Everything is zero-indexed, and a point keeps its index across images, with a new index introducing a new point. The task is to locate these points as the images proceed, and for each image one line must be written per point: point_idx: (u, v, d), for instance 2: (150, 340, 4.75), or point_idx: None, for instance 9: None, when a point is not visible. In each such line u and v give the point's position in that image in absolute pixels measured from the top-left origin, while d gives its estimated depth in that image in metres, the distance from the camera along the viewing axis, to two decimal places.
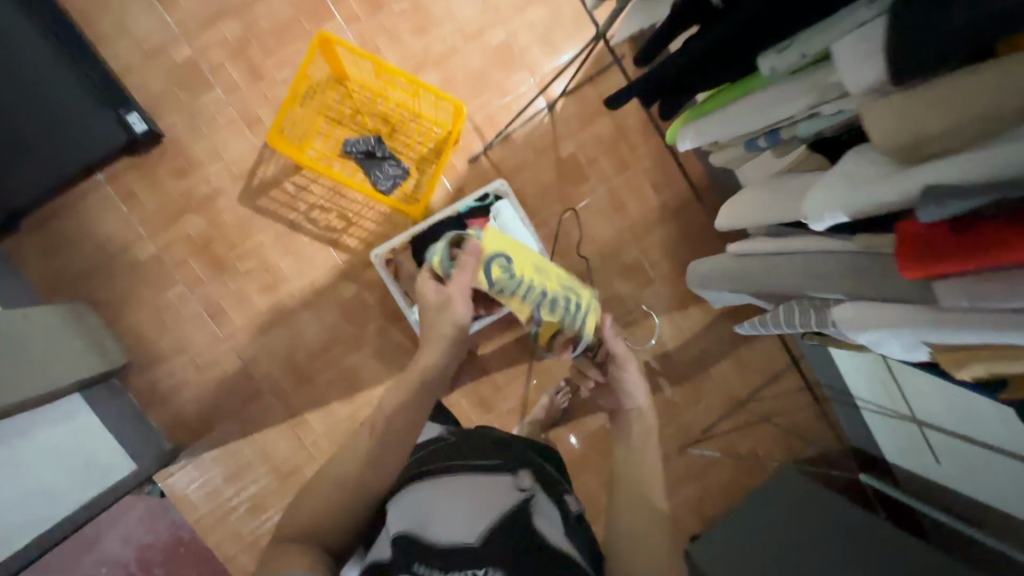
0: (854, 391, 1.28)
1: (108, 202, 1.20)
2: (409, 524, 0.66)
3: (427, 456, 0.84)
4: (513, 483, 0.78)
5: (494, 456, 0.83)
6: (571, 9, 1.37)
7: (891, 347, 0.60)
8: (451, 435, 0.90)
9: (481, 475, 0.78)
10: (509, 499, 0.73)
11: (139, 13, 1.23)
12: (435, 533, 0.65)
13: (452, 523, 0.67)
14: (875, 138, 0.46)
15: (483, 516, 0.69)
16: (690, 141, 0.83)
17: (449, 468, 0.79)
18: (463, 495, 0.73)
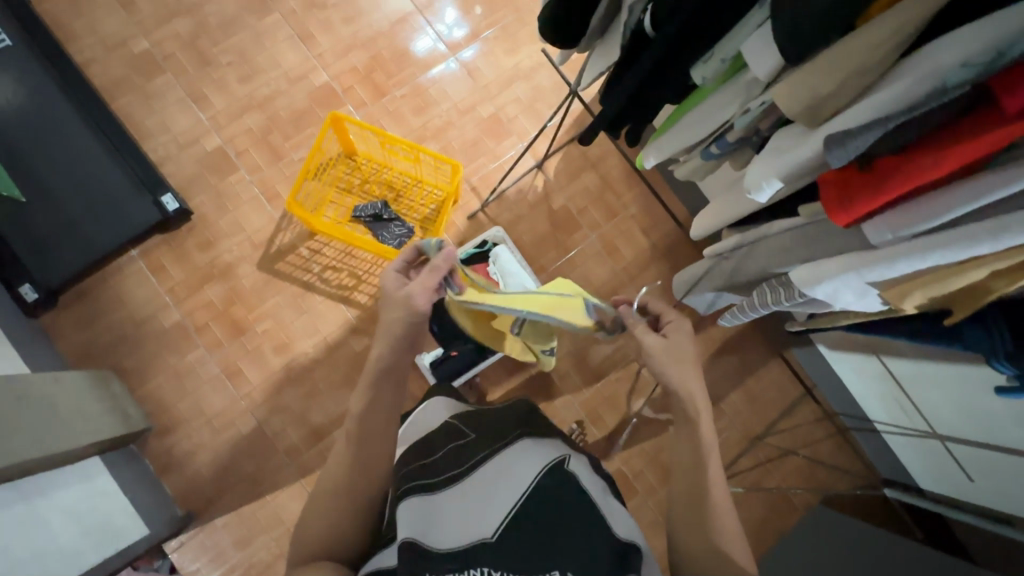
0: (871, 414, 1.29)
1: (141, 275, 1.35)
2: (435, 531, 0.54)
3: (428, 443, 0.72)
4: (543, 449, 0.68)
5: (508, 428, 0.73)
6: (553, 81, 1.52)
7: (847, 299, 0.53)
8: (459, 414, 0.79)
9: (501, 449, 0.67)
10: (540, 471, 0.63)
11: (177, 113, 1.43)
12: (466, 534, 0.55)
13: (472, 515, 0.58)
14: (782, 106, 0.46)
15: (510, 504, 0.60)
16: (652, 159, 0.78)
17: (461, 451, 0.68)
18: (483, 480, 0.63)
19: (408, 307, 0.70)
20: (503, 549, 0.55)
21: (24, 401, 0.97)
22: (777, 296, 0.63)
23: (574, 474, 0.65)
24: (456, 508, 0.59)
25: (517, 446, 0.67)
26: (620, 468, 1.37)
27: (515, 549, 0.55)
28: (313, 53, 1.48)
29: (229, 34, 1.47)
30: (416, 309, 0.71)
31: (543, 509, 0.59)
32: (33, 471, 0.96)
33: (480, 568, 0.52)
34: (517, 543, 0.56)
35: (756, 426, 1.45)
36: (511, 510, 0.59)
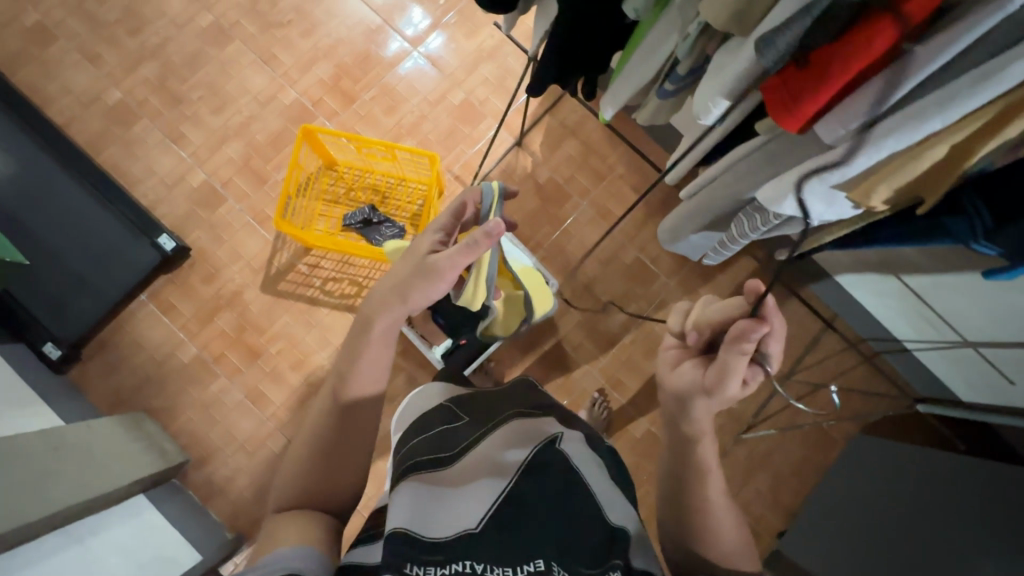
0: (898, 334, 1.24)
1: (154, 316, 1.39)
2: (429, 521, 0.52)
3: (425, 423, 0.73)
4: (538, 429, 0.71)
5: (496, 411, 0.75)
6: (518, 56, 1.50)
7: (816, 207, 0.53)
8: (453, 398, 0.80)
9: (493, 431, 0.69)
10: (532, 451, 0.65)
11: (159, 155, 1.46)
12: (451, 527, 0.52)
13: (462, 503, 0.56)
14: (711, 19, 0.46)
15: (499, 486, 0.59)
16: (611, 109, 0.76)
17: (454, 432, 0.69)
18: (474, 461, 0.63)
19: (431, 277, 0.65)
20: (488, 541, 0.52)
21: (60, 450, 1.03)
22: (754, 223, 0.63)
23: (565, 454, 0.67)
24: (446, 494, 0.57)
25: (509, 428, 0.70)
26: (648, 429, 1.36)
27: (501, 539, 0.53)
28: (278, 72, 1.49)
29: (195, 69, 1.49)
30: (438, 282, 0.65)
31: (530, 494, 0.59)
32: (84, 514, 1.00)
33: (467, 562, 0.49)
34: (502, 535, 0.53)
35: (782, 366, 1.41)
36: (497, 497, 0.58)
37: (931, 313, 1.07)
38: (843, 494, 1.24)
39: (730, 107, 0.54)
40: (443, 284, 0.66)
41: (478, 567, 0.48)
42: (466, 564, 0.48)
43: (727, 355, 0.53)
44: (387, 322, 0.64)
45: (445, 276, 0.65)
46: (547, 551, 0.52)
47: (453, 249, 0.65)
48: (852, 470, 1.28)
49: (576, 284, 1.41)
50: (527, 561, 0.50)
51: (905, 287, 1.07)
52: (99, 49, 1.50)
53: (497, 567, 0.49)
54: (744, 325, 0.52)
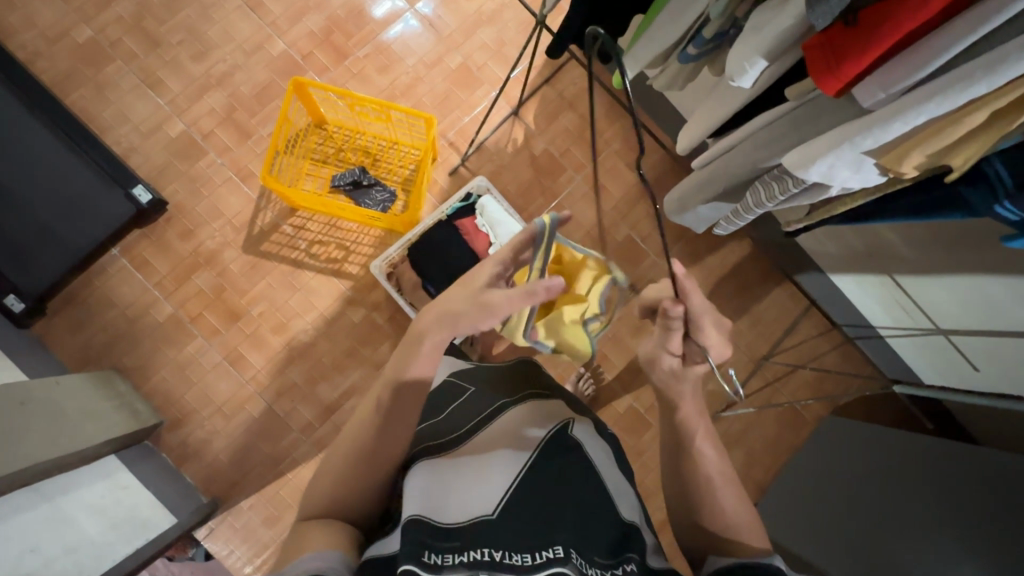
0: (874, 321, 1.29)
1: (126, 272, 1.32)
2: (443, 509, 0.53)
3: (432, 405, 0.74)
4: (552, 412, 0.70)
5: (511, 386, 0.76)
6: (518, 22, 1.46)
7: (841, 176, 0.55)
8: (460, 371, 0.79)
9: (505, 410, 0.70)
10: (548, 435, 0.65)
11: (134, 101, 1.37)
12: (466, 513, 0.53)
13: (479, 485, 0.57)
14: None
15: (516, 468, 0.59)
16: (629, 73, 0.75)
17: (464, 411, 0.70)
18: (489, 440, 0.64)
19: (484, 313, 0.61)
20: (505, 526, 0.52)
21: (27, 405, 0.97)
22: (772, 191, 0.66)
23: (579, 438, 0.66)
24: (463, 475, 0.58)
25: (524, 406, 0.70)
26: (633, 405, 1.38)
27: (521, 522, 0.53)
28: (265, 21, 1.41)
29: (175, 11, 1.40)
30: (490, 318, 0.61)
31: (551, 479, 0.59)
32: (54, 472, 0.96)
33: (484, 550, 0.49)
34: (519, 520, 0.53)
35: (762, 347, 1.44)
36: (514, 481, 0.58)
37: (910, 302, 1.11)
38: (814, 472, 1.28)
39: (766, 67, 0.55)
40: (492, 321, 0.61)
41: (496, 554, 0.48)
42: (485, 552, 0.48)
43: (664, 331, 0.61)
44: (436, 343, 0.62)
45: (498, 313, 0.61)
46: (567, 536, 0.52)
47: (512, 291, 0.60)
48: (823, 446, 1.33)
49: None
50: (544, 548, 0.49)
51: (888, 277, 1.11)
52: None
53: (515, 554, 0.49)
54: (663, 305, 0.59)
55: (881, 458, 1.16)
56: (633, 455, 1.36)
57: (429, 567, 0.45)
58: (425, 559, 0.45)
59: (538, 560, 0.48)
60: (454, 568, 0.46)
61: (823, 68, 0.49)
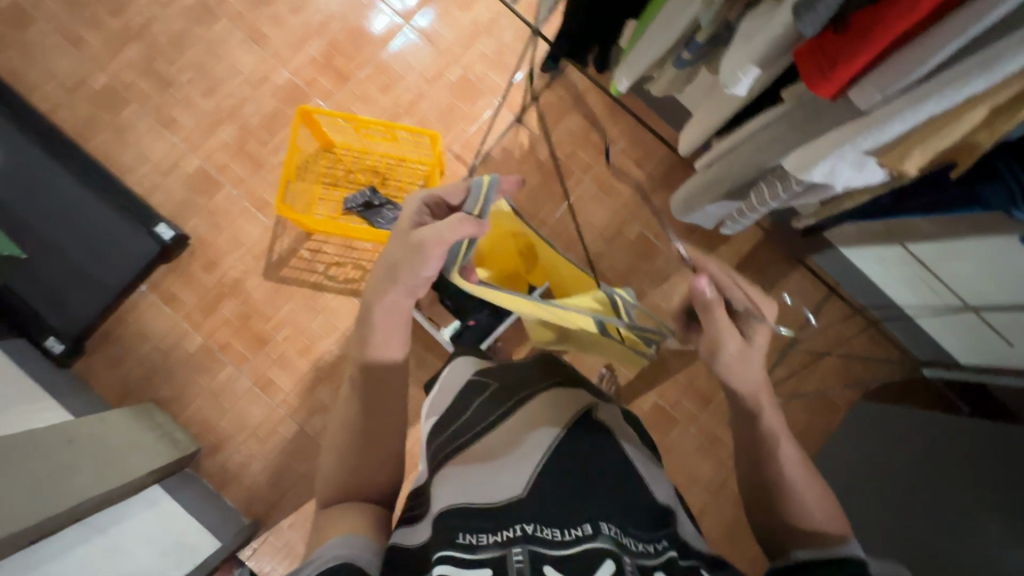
0: (901, 301, 1.26)
1: (156, 307, 1.38)
2: (478, 493, 0.53)
3: (456, 405, 0.71)
4: (574, 397, 0.68)
5: (536, 374, 0.73)
6: (514, 30, 1.47)
7: (846, 174, 0.56)
8: (484, 368, 0.75)
9: (527, 401, 0.67)
10: (573, 418, 0.63)
11: (151, 142, 1.42)
12: (496, 497, 0.52)
13: (506, 471, 0.56)
14: None
15: (539, 452, 0.58)
16: (625, 80, 0.76)
17: (486, 403, 0.67)
18: (514, 430, 0.62)
19: (418, 254, 0.59)
20: (538, 504, 0.52)
21: (74, 443, 1.03)
22: (781, 189, 0.66)
23: (603, 425, 0.64)
24: (490, 464, 0.57)
25: (547, 395, 0.67)
26: (657, 403, 1.36)
27: (551, 501, 0.52)
28: (268, 52, 1.45)
29: (183, 50, 1.44)
30: (426, 256, 0.59)
31: (578, 453, 0.58)
32: (103, 506, 1.01)
33: (521, 525, 0.49)
34: (550, 496, 0.53)
35: (786, 335, 1.41)
36: (541, 462, 0.56)
37: (937, 281, 1.08)
38: (849, 457, 1.25)
39: (759, 75, 0.56)
40: (429, 260, 0.59)
41: (530, 528, 0.48)
42: (521, 528, 0.48)
43: (706, 319, 0.67)
44: (387, 307, 0.61)
45: (431, 252, 0.59)
46: (600, 513, 0.51)
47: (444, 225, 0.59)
48: (858, 430, 1.29)
49: (581, 261, 1.41)
50: (574, 526, 0.49)
51: (910, 256, 1.08)
52: (79, 31, 1.44)
53: (548, 527, 0.48)
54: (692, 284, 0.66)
55: (922, 439, 1.13)
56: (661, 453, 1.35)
57: (464, 546, 0.46)
58: (459, 540, 0.46)
59: (569, 536, 0.47)
60: (489, 546, 0.46)
61: (814, 72, 0.49)
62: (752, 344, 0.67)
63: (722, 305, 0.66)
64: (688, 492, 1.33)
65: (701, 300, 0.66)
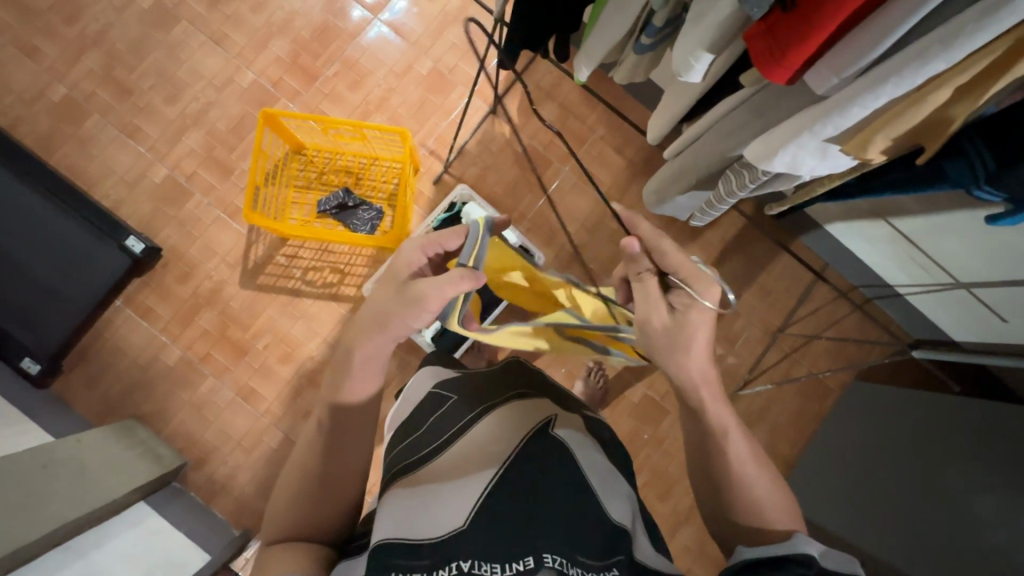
0: (892, 280, 1.23)
1: (132, 321, 1.35)
2: (418, 523, 0.50)
3: (412, 422, 0.69)
4: (532, 409, 0.66)
5: (495, 387, 0.71)
6: (484, 18, 1.42)
7: (808, 163, 0.57)
8: (446, 380, 0.73)
9: (484, 416, 0.64)
10: (527, 434, 0.61)
11: (116, 152, 1.38)
12: (439, 526, 0.49)
13: (451, 496, 0.53)
14: None
15: (490, 474, 0.56)
16: (586, 68, 0.73)
17: (440, 421, 0.65)
18: (465, 453, 0.59)
19: (415, 307, 0.59)
20: (482, 535, 0.49)
21: (49, 468, 1.01)
22: (754, 173, 0.65)
23: (561, 438, 0.62)
24: (436, 488, 0.54)
25: (502, 410, 0.65)
26: (647, 394, 1.34)
27: (495, 529, 0.49)
28: (232, 53, 1.40)
29: (143, 56, 1.40)
30: (423, 311, 0.59)
31: (528, 474, 0.56)
32: (82, 529, 0.99)
33: (456, 563, 0.46)
34: (496, 526, 0.50)
35: (775, 320, 1.38)
36: (487, 487, 0.54)
37: (927, 259, 1.05)
38: (841, 442, 1.24)
39: (713, 59, 0.55)
40: (428, 313, 0.60)
41: (465, 566, 0.45)
42: (456, 566, 0.46)
43: (638, 288, 0.68)
44: (367, 354, 0.60)
45: (429, 305, 0.59)
46: (545, 542, 0.48)
47: (442, 279, 0.59)
48: (850, 416, 1.27)
49: (564, 253, 1.38)
50: (515, 560, 0.46)
51: (897, 234, 1.05)
52: (35, 41, 1.39)
53: (484, 563, 0.46)
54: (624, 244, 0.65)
55: (913, 423, 1.10)
56: (653, 444, 1.33)
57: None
58: None
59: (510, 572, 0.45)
60: None
61: (771, 55, 0.48)
62: (685, 322, 0.64)
63: (652, 274, 0.67)
64: (680, 483, 1.32)
65: (634, 265, 0.67)
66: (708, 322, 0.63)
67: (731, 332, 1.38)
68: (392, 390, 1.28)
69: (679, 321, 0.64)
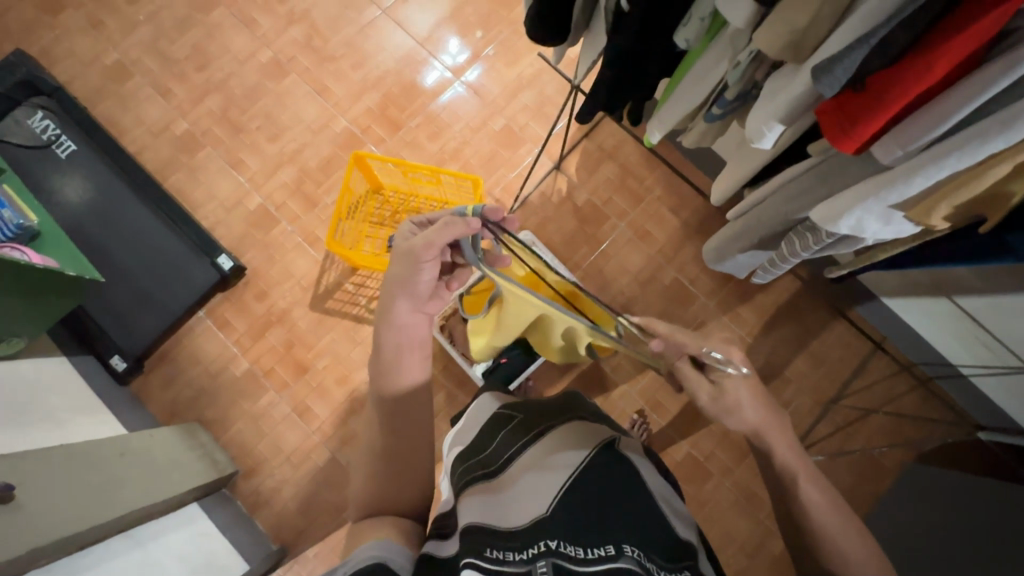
0: (954, 360, 1.19)
1: (210, 332, 1.47)
2: (503, 512, 0.53)
3: (481, 439, 0.72)
4: (595, 430, 0.69)
5: (561, 410, 0.74)
6: (555, 84, 1.56)
7: (873, 228, 0.60)
8: (509, 403, 0.77)
9: (552, 429, 0.67)
10: (595, 446, 0.64)
11: (220, 181, 1.56)
12: (522, 514, 0.53)
13: (531, 491, 0.56)
14: (766, 50, 0.54)
15: (565, 474, 0.58)
16: (658, 131, 0.81)
17: (509, 435, 0.69)
18: (535, 457, 0.62)
19: (413, 262, 0.63)
20: (562, 523, 0.52)
21: (125, 456, 1.10)
22: (819, 236, 0.69)
23: (630, 459, 0.64)
24: (513, 486, 0.58)
25: (572, 428, 0.68)
26: (690, 453, 1.32)
27: (574, 520, 0.52)
28: (330, 102, 1.59)
29: (255, 100, 1.60)
30: (417, 262, 0.63)
31: (600, 480, 0.58)
32: (144, 519, 1.05)
33: (544, 542, 0.49)
34: (574, 518, 0.53)
35: (828, 389, 1.35)
36: (565, 482, 0.57)
37: (994, 339, 1.02)
38: (901, 522, 1.18)
39: (784, 129, 0.61)
40: (424, 266, 0.63)
41: (554, 544, 0.48)
42: (545, 544, 0.49)
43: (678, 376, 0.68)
44: (394, 326, 0.65)
45: (422, 259, 0.63)
46: (621, 537, 0.51)
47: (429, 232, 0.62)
48: (912, 501, 1.20)
49: (615, 304, 1.42)
50: (599, 546, 0.49)
51: (959, 311, 1.04)
52: (169, 84, 1.63)
53: (572, 545, 0.49)
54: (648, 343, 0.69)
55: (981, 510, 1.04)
56: (693, 507, 1.29)
57: (491, 560, 0.46)
58: (487, 554, 0.47)
59: (592, 555, 0.48)
60: (515, 562, 0.46)
61: (846, 128, 0.53)
62: (727, 393, 0.64)
63: (685, 360, 0.68)
64: (721, 552, 1.27)
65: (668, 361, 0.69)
66: (748, 389, 0.65)
67: (781, 398, 1.35)
68: (439, 421, 1.32)
69: (722, 391, 0.65)
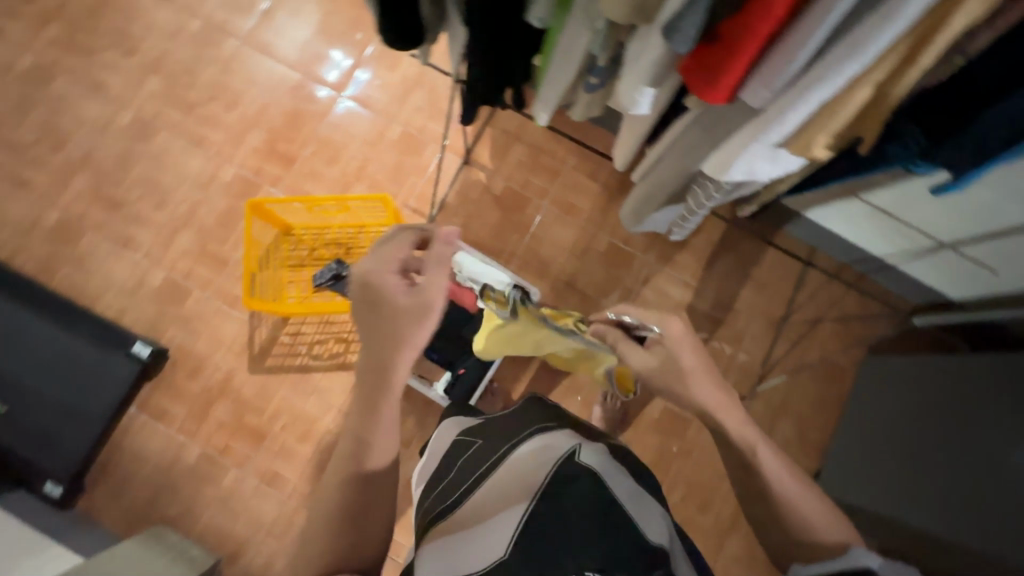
0: (881, 254, 1.26)
1: (148, 426, 1.36)
2: (461, 558, 0.53)
3: (442, 470, 0.71)
4: (558, 439, 0.66)
5: (521, 421, 0.73)
6: (443, 78, 1.50)
7: (763, 167, 0.61)
8: (469, 428, 0.75)
9: (512, 449, 0.66)
10: (558, 460, 0.61)
11: (114, 264, 1.43)
12: (478, 558, 0.52)
13: (490, 530, 0.55)
14: (613, 18, 0.51)
15: (525, 503, 0.57)
16: (545, 111, 0.79)
17: (470, 462, 0.68)
18: (494, 487, 0.61)
19: (421, 315, 0.67)
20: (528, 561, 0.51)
21: None
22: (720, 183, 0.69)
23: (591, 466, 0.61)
24: (474, 522, 0.57)
25: (534, 440, 0.66)
26: (665, 407, 1.34)
27: (538, 554, 0.52)
28: (211, 152, 1.47)
29: (129, 168, 1.46)
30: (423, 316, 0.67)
31: (563, 502, 0.56)
32: None
33: None
34: (540, 550, 0.52)
35: (776, 310, 1.40)
36: (524, 515, 0.55)
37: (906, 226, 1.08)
38: (868, 417, 1.24)
39: (656, 91, 0.60)
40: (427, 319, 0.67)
41: None
42: None
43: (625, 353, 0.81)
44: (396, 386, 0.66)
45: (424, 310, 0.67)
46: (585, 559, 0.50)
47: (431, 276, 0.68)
48: (871, 395, 1.27)
49: (558, 284, 1.41)
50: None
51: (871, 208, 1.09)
52: (26, 174, 1.46)
53: None
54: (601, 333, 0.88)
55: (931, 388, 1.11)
56: (681, 458, 1.32)
57: None
58: None
59: None
60: None
61: (712, 79, 0.52)
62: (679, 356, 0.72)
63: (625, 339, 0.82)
64: (715, 493, 1.30)
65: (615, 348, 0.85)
66: (687, 347, 0.72)
67: (735, 331, 1.39)
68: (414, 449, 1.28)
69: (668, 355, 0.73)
